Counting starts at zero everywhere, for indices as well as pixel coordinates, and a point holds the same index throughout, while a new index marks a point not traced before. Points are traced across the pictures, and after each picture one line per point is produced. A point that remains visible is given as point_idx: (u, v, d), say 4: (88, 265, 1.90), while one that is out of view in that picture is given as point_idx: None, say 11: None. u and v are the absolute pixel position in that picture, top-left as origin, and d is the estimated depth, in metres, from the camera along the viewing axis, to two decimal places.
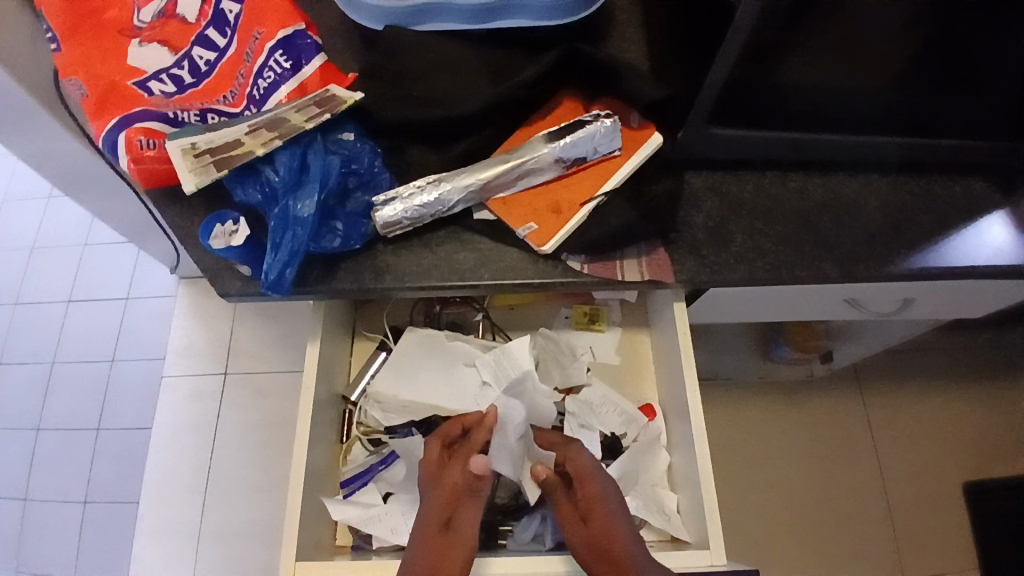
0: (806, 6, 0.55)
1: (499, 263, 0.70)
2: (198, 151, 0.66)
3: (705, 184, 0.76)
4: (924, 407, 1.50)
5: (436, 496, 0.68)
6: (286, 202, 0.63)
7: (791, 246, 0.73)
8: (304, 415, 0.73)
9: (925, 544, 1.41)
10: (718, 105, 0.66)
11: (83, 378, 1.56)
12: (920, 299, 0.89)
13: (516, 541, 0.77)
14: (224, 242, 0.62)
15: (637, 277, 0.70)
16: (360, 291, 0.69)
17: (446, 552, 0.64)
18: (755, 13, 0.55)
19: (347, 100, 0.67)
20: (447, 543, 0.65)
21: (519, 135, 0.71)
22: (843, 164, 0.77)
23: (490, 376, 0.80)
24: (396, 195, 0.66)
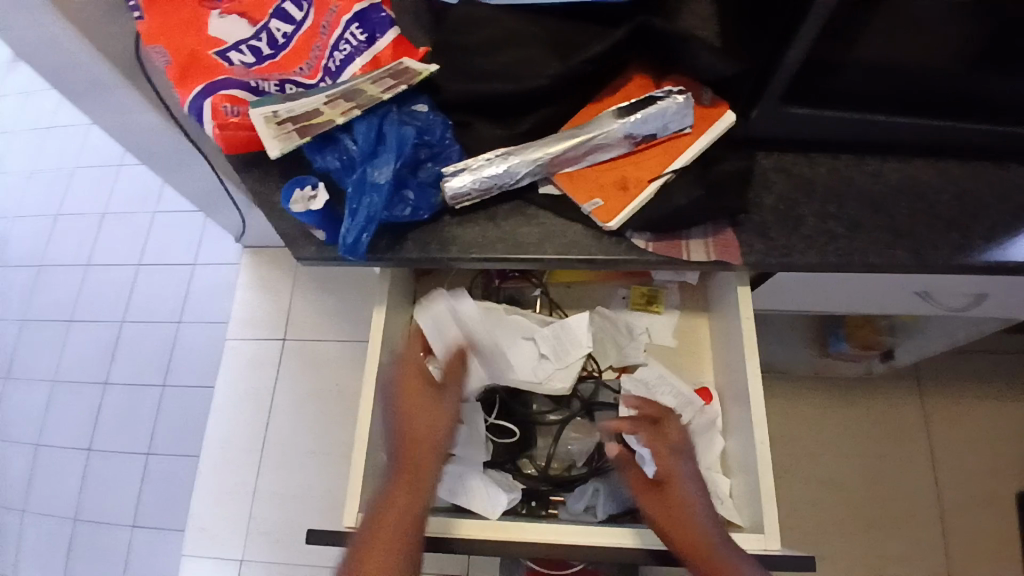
0: None
1: (563, 238, 0.71)
2: (279, 120, 0.68)
3: (775, 166, 0.74)
4: (989, 411, 1.44)
5: (412, 400, 0.71)
6: (363, 169, 0.65)
7: (864, 232, 0.71)
8: (369, 377, 0.76)
9: (982, 553, 1.35)
10: (795, 83, 0.64)
11: (152, 338, 1.65)
12: (997, 295, 0.85)
13: (568, 511, 0.80)
14: (304, 207, 0.64)
15: (704, 256, 0.70)
16: (426, 260, 0.70)
17: (416, 452, 0.67)
18: None
19: (420, 72, 0.69)
20: (417, 441, 0.68)
21: (586, 112, 0.72)
22: (923, 149, 0.74)
23: (549, 351, 0.81)
24: (465, 167, 0.68)
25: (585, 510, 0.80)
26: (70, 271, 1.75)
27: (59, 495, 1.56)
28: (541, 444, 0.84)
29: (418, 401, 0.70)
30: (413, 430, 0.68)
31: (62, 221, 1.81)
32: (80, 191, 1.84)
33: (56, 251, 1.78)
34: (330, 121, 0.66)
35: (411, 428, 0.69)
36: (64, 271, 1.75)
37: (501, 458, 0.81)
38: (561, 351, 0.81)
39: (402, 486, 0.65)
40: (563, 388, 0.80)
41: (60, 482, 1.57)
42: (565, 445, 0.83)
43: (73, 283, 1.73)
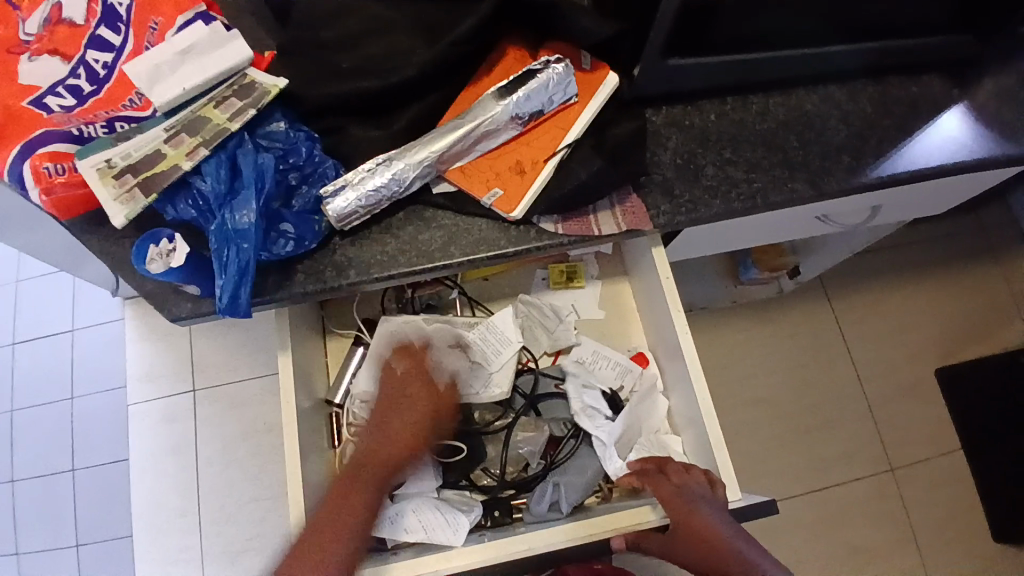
0: None
1: (468, 238, 0.66)
2: (117, 170, 0.58)
3: (666, 121, 0.72)
4: (889, 303, 1.56)
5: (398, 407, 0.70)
6: (222, 215, 0.56)
7: (762, 172, 0.71)
8: (290, 427, 0.69)
9: (907, 434, 1.48)
10: (672, 34, 0.62)
11: (48, 419, 1.49)
12: (887, 204, 0.89)
13: (532, 514, 0.75)
14: (164, 264, 0.56)
15: (614, 229, 0.67)
16: (325, 291, 0.64)
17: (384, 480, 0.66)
18: None
19: (270, 88, 0.61)
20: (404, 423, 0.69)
21: (466, 96, 0.66)
22: (801, 78, 0.75)
23: (478, 357, 0.78)
24: (345, 183, 0.61)
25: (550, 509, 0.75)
26: None
27: None
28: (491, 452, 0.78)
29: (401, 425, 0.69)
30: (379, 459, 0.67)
31: None
32: None
33: None
34: (175, 165, 0.58)
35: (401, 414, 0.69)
36: None
37: (452, 475, 0.76)
38: (488, 355, 0.78)
39: (342, 498, 0.65)
40: (502, 395, 0.77)
41: None
42: (515, 447, 0.77)
43: None
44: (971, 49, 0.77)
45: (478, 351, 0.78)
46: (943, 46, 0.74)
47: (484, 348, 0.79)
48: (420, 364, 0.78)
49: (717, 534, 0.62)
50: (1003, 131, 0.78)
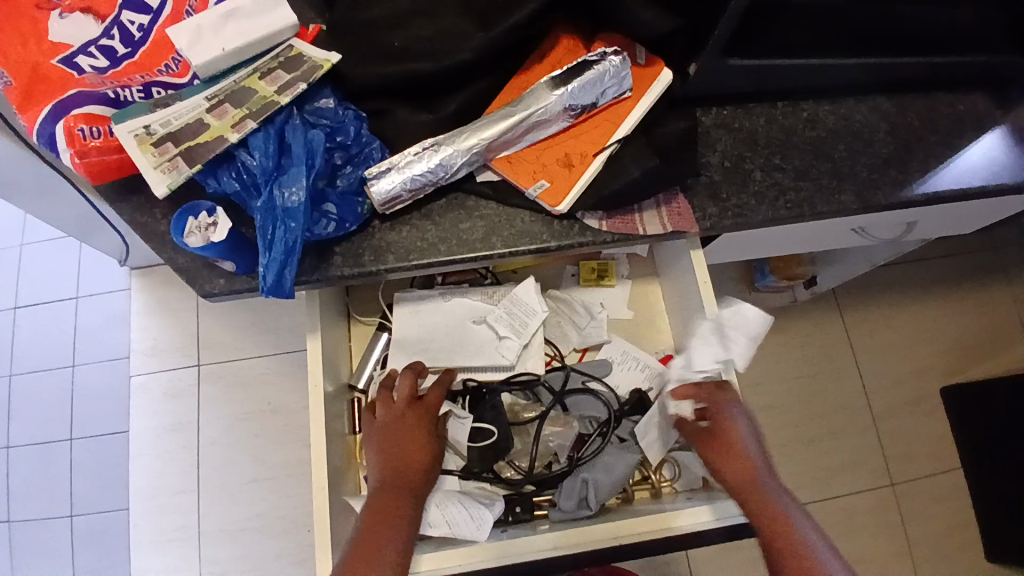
0: None
1: (510, 230, 0.65)
2: (156, 138, 0.57)
3: (715, 122, 0.71)
4: (901, 318, 1.55)
5: (404, 429, 0.69)
6: (270, 191, 0.54)
7: (810, 180, 0.70)
8: (316, 410, 0.68)
9: (912, 450, 1.48)
10: (735, 33, 0.60)
11: (49, 387, 1.47)
12: (923, 220, 0.88)
13: (557, 512, 0.73)
14: (203, 239, 0.55)
15: (659, 229, 0.66)
16: (362, 275, 0.63)
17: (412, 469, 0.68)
18: None
19: (322, 63, 0.59)
20: (415, 445, 0.69)
21: (515, 85, 0.64)
22: (852, 87, 0.74)
23: (507, 329, 0.77)
24: (392, 166, 0.60)
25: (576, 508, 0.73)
26: None
27: None
28: (518, 444, 0.78)
29: (415, 446, 0.69)
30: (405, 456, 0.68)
31: None
32: None
33: None
34: (219, 136, 0.56)
35: (410, 436, 0.69)
36: None
37: (477, 466, 0.75)
38: (517, 325, 0.77)
39: (387, 504, 0.65)
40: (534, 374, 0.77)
41: None
42: (544, 441, 0.77)
43: None
44: (1023, 68, 0.76)
45: (505, 321, 0.77)
46: (998, 63, 0.73)
47: (511, 316, 0.77)
48: (447, 338, 0.77)
49: (750, 451, 0.69)
50: None
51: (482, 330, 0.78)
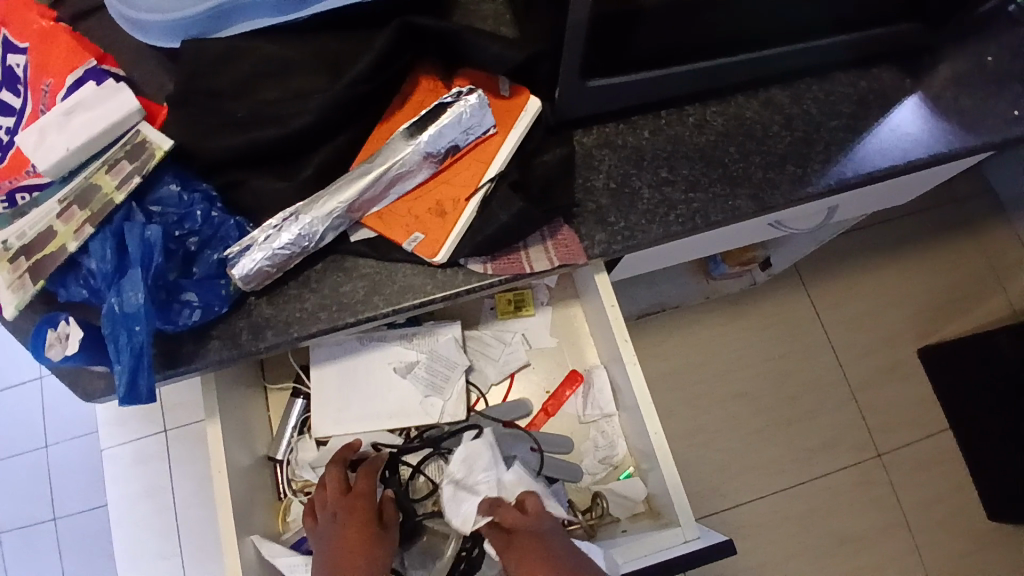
0: None
1: (392, 286, 0.63)
2: (13, 253, 0.54)
3: (597, 141, 0.68)
4: (871, 286, 1.51)
5: (341, 515, 0.62)
6: (110, 297, 0.52)
7: (702, 190, 0.67)
8: (223, 497, 0.65)
9: (894, 420, 1.44)
10: (588, 54, 0.58)
11: (22, 470, 1.46)
12: (845, 203, 0.85)
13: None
14: (62, 350, 0.53)
15: (547, 264, 0.63)
16: (243, 356, 0.60)
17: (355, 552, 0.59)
18: None
19: (155, 149, 0.57)
20: (356, 524, 0.61)
21: (377, 136, 0.62)
22: (739, 84, 0.71)
23: (427, 385, 0.75)
24: (251, 243, 0.57)
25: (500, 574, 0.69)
26: None
27: None
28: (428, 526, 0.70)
29: (354, 530, 0.61)
30: (345, 540, 0.60)
31: None
32: None
33: None
34: (62, 245, 0.54)
35: (348, 515, 0.62)
36: None
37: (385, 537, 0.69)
38: (438, 382, 0.75)
39: None
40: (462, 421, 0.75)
41: None
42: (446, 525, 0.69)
43: None
44: (918, 36, 0.72)
45: (426, 372, 0.75)
46: (887, 37, 0.69)
47: (433, 369, 0.75)
48: (366, 394, 0.75)
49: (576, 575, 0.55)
50: (959, 122, 0.74)
51: (403, 383, 0.75)
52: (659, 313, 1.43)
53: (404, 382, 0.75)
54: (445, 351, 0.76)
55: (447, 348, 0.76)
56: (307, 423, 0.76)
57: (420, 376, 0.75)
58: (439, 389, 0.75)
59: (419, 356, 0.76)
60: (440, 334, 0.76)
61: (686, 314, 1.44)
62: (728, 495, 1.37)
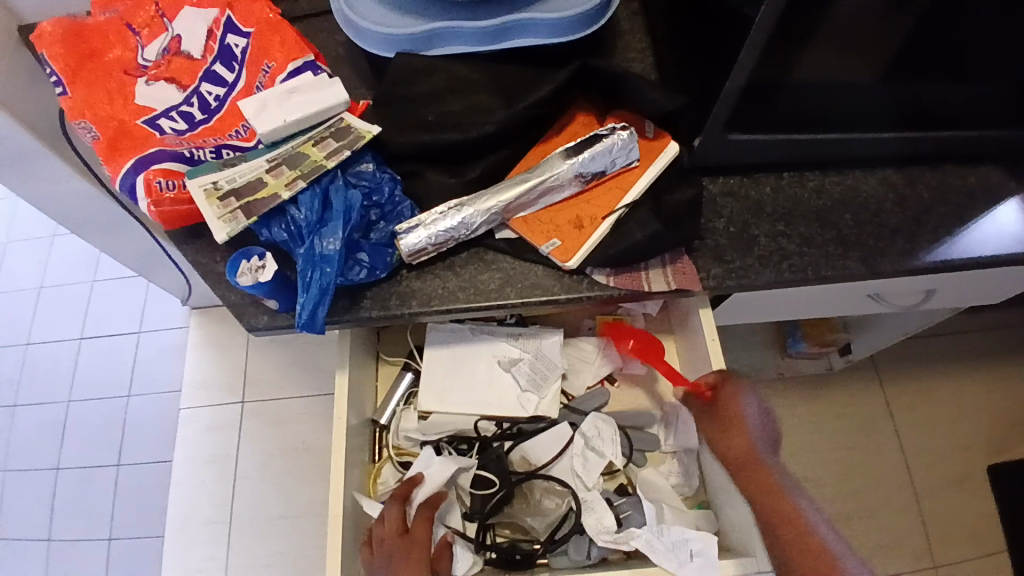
0: (821, 11, 0.55)
1: (524, 281, 0.71)
2: (222, 192, 0.66)
3: (723, 190, 0.75)
4: (947, 391, 1.49)
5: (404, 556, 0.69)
6: (310, 240, 0.63)
7: (815, 247, 0.73)
8: (338, 441, 0.74)
9: (959, 533, 1.39)
10: (735, 111, 0.66)
11: (105, 414, 1.58)
12: (942, 288, 0.89)
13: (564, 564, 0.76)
14: (252, 279, 0.62)
15: (664, 286, 0.70)
16: (389, 318, 0.69)
17: None
18: (773, 18, 0.54)
19: (363, 133, 0.68)
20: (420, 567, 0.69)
21: (535, 154, 0.72)
22: (859, 161, 0.77)
23: (528, 383, 0.81)
24: (420, 222, 0.67)
25: (584, 559, 0.75)
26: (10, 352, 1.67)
27: None
28: (516, 506, 0.79)
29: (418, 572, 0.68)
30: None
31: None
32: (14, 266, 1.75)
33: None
34: (274, 194, 0.64)
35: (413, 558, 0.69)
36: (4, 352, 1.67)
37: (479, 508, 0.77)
38: (538, 380, 0.81)
39: None
40: (553, 421, 0.80)
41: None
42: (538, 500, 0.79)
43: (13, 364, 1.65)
44: None
45: (528, 370, 0.81)
46: (1011, 139, 0.75)
47: (533, 369, 0.81)
48: (471, 380, 0.81)
49: (755, 442, 0.76)
50: None
51: (503, 377, 0.81)
52: None
53: (506, 376, 0.81)
54: (546, 355, 0.82)
55: (551, 353, 0.82)
56: (412, 397, 0.84)
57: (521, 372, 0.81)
58: (535, 388, 0.81)
59: (524, 354, 0.82)
60: (546, 339, 0.83)
61: None
62: None
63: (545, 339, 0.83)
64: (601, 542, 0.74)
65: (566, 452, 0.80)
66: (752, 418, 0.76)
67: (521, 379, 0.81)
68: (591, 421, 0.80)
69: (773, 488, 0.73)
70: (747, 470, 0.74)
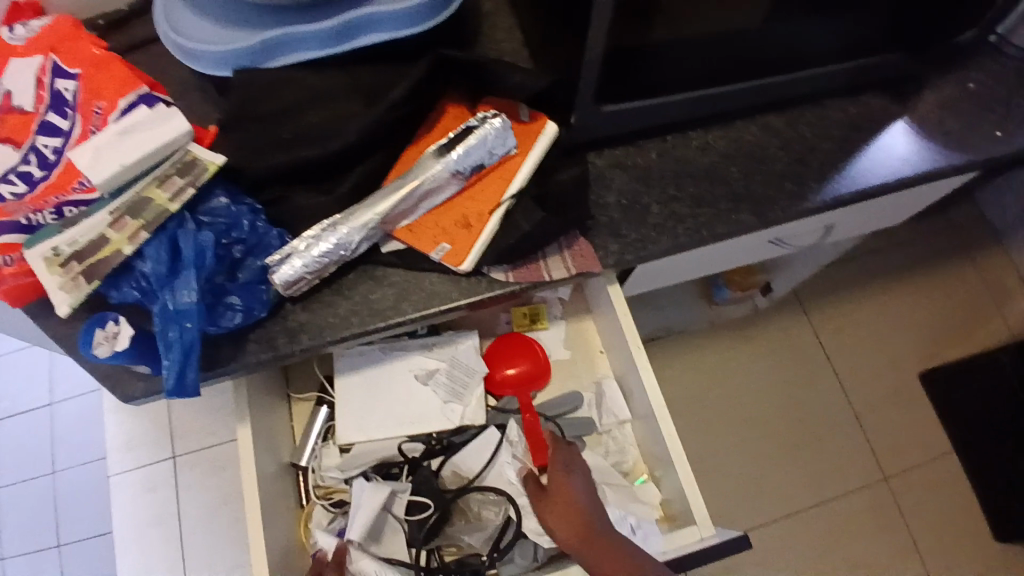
0: None
1: (420, 292, 0.67)
2: (63, 258, 0.58)
3: (609, 162, 0.73)
4: (869, 311, 1.55)
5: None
6: (163, 296, 0.57)
7: (708, 205, 0.72)
8: (251, 498, 0.68)
9: (899, 442, 1.46)
10: (602, 81, 0.63)
11: (27, 497, 1.46)
12: (840, 221, 0.90)
13: (515, 567, 0.74)
14: (110, 348, 0.56)
15: (564, 273, 0.68)
16: (279, 358, 0.64)
17: None
18: None
19: (210, 164, 0.62)
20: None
21: (408, 157, 0.67)
22: (738, 111, 0.77)
23: (448, 392, 0.78)
24: (291, 252, 0.62)
25: (531, 561, 0.75)
26: None
27: None
28: (457, 520, 0.76)
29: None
30: None
31: None
32: None
33: None
34: (116, 250, 0.58)
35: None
36: None
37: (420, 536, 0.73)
38: (458, 389, 0.78)
39: None
40: (480, 427, 0.78)
41: None
42: (476, 508, 0.76)
43: None
44: (904, 68, 0.78)
45: (447, 379, 0.78)
46: (876, 67, 0.75)
47: (452, 378, 0.78)
48: (390, 401, 0.78)
49: (595, 517, 0.67)
50: (944, 143, 0.80)
51: (423, 390, 0.78)
52: (663, 338, 1.47)
53: (427, 389, 0.78)
54: (465, 359, 0.79)
55: (468, 357, 0.80)
56: (331, 432, 0.80)
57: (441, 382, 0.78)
58: (457, 396, 0.78)
59: (441, 362, 0.79)
60: (461, 343, 0.80)
61: (689, 339, 1.48)
62: (736, 519, 1.37)
63: (460, 344, 0.80)
64: (545, 543, 0.72)
65: (496, 459, 0.76)
66: (582, 495, 0.68)
67: (441, 390, 0.78)
68: (516, 424, 0.79)
69: (620, 563, 0.63)
70: (590, 549, 0.65)
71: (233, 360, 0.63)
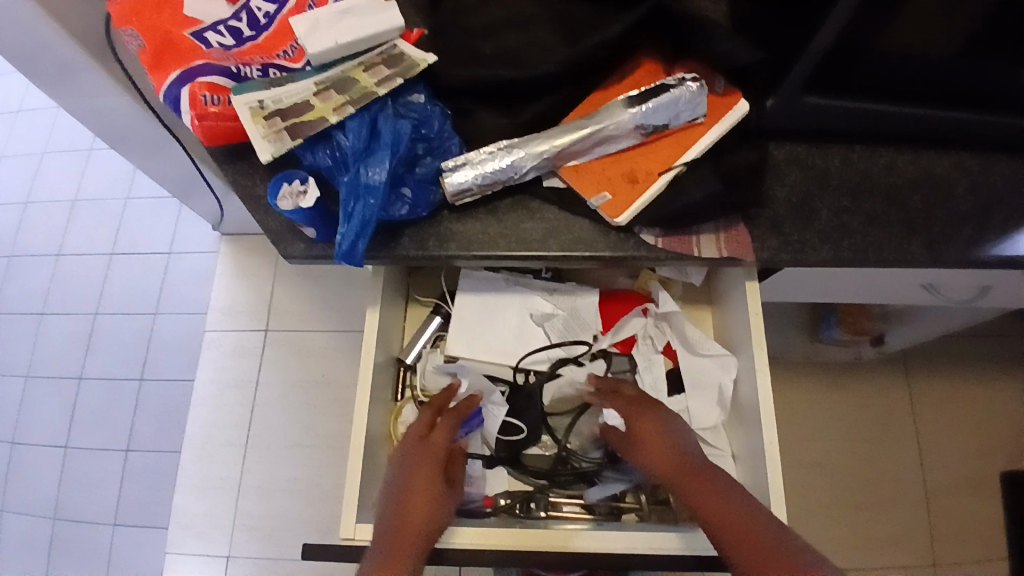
0: None
1: (568, 234, 0.68)
2: (267, 112, 0.63)
3: (787, 157, 0.71)
4: (976, 393, 1.45)
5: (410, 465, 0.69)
6: (356, 169, 0.61)
7: (877, 227, 0.69)
8: (364, 378, 0.74)
9: (966, 532, 1.37)
10: (816, 72, 0.61)
11: (129, 328, 1.60)
12: (1000, 286, 0.84)
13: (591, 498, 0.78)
14: (293, 204, 0.60)
15: (715, 253, 0.67)
16: (427, 258, 0.67)
17: (420, 497, 0.66)
18: None
19: (419, 62, 0.65)
20: (412, 525, 0.64)
21: (593, 101, 0.68)
22: (938, 140, 0.72)
23: (559, 338, 0.81)
24: (466, 161, 0.64)
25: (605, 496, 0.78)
26: (41, 261, 1.69)
27: (33, 492, 1.53)
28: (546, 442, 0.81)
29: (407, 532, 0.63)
30: (416, 483, 0.68)
31: (27, 210, 1.74)
32: (49, 177, 1.77)
33: (24, 241, 1.71)
34: (321, 117, 0.62)
35: (410, 510, 0.65)
36: (35, 261, 1.69)
37: (504, 455, 0.78)
38: (569, 338, 0.81)
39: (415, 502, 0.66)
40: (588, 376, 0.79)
41: (37, 478, 1.54)
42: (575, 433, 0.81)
43: (44, 273, 1.68)
44: None
45: (560, 327, 0.81)
46: None
47: (563, 328, 0.81)
48: (501, 335, 0.80)
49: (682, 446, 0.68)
50: None
51: (535, 336, 0.81)
52: None
53: (538, 335, 0.81)
54: (581, 313, 0.81)
55: (586, 313, 0.81)
56: (439, 341, 0.84)
57: (554, 329, 0.81)
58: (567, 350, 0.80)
59: (559, 312, 0.81)
60: (581, 299, 0.81)
61: (776, 366, 1.43)
62: None
63: (581, 299, 0.81)
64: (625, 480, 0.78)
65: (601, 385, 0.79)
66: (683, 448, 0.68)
67: (553, 334, 0.81)
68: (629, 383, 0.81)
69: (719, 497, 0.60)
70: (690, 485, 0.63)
71: (385, 250, 0.67)
